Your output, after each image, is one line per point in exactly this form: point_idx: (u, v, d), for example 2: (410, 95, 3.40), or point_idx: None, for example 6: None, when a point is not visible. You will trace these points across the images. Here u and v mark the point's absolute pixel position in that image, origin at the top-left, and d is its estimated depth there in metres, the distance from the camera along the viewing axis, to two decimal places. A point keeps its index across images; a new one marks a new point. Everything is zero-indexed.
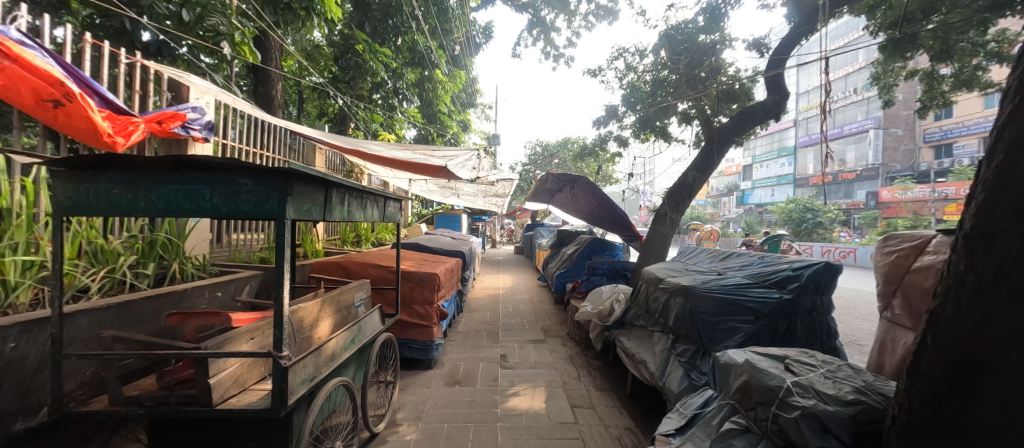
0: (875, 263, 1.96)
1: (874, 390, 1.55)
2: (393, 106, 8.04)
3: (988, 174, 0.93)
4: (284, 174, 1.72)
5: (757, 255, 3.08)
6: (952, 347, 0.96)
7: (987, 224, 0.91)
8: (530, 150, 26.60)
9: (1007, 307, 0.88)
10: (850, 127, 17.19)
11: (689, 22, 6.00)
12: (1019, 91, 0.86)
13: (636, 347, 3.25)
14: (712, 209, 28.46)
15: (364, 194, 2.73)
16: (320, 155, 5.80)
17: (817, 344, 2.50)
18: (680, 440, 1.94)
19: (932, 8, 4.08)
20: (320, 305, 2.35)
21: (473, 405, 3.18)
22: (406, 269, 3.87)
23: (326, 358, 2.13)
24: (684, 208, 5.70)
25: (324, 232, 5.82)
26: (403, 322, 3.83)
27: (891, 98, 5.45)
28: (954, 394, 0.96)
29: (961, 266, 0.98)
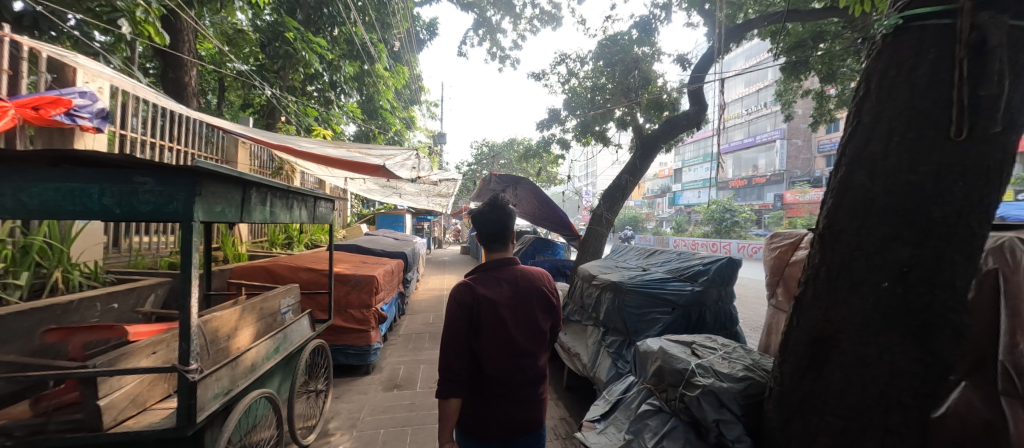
0: (763, 257, 2.21)
1: (759, 367, 1.82)
2: (330, 100, 7.62)
3: (868, 176, 1.35)
4: (193, 172, 1.60)
5: (676, 252, 3.37)
6: (816, 330, 1.45)
7: (873, 210, 1.32)
8: (478, 150, 26.58)
9: (842, 300, 1.38)
10: (762, 137, 19.53)
11: (623, 34, 6.38)
12: (894, 121, 1.30)
13: (572, 341, 3.40)
14: (648, 210, 30.58)
15: (290, 195, 2.56)
16: (243, 149, 5.32)
17: (723, 330, 2.80)
18: (603, 424, 2.05)
19: (819, 37, 4.77)
20: (239, 312, 2.17)
21: (413, 408, 3.13)
22: (341, 272, 3.68)
23: (244, 370, 1.99)
24: (619, 208, 6.01)
25: (248, 233, 5.39)
26: (338, 327, 3.66)
27: (791, 113, 6.23)
28: (812, 367, 1.45)
29: (817, 261, 1.50)
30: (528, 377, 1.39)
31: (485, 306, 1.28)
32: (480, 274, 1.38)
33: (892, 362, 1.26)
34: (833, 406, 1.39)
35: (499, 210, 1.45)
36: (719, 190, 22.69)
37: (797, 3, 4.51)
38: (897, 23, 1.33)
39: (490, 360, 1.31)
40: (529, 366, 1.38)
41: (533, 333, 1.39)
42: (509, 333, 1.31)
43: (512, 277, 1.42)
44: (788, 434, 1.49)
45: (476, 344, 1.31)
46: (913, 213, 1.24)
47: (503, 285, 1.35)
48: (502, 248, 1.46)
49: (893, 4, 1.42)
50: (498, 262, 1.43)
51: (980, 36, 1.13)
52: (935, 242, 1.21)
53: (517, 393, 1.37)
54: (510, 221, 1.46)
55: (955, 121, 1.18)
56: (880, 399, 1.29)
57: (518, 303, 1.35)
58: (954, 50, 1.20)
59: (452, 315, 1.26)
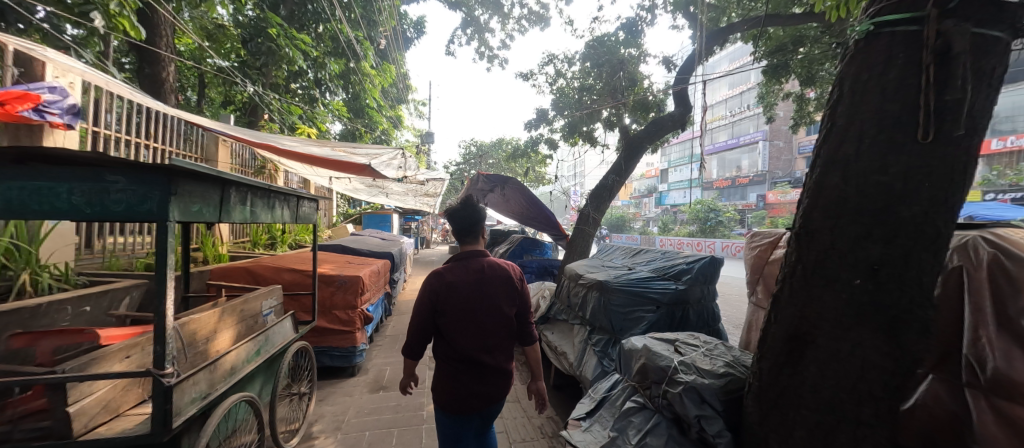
0: (744, 255, 2.26)
1: (739, 363, 1.86)
2: (315, 98, 7.51)
3: (837, 179, 1.40)
4: (169, 171, 1.55)
5: (661, 252, 3.42)
6: (792, 327, 1.49)
7: (840, 212, 1.37)
8: (466, 149, 26.48)
9: (815, 297, 1.42)
10: (745, 138, 19.97)
11: (610, 35, 6.45)
12: (864, 124, 1.35)
13: (558, 340, 3.42)
14: (635, 210, 30.93)
15: (271, 194, 2.51)
16: (224, 148, 5.19)
17: (706, 327, 2.85)
18: (588, 422, 2.06)
19: (799, 41, 4.89)
20: (218, 314, 2.13)
21: (399, 410, 3.11)
22: (325, 273, 3.62)
23: (223, 373, 1.95)
24: (605, 208, 6.07)
25: (229, 234, 5.26)
26: (322, 328, 3.60)
27: (773, 115, 6.38)
28: (788, 363, 1.49)
29: (793, 259, 1.54)
30: (487, 353, 1.71)
31: (447, 290, 1.68)
32: (452, 265, 1.77)
33: (864, 357, 1.31)
34: (808, 400, 1.44)
35: (470, 212, 1.82)
36: (704, 190, 23.09)
37: (777, 8, 4.63)
38: (868, 28, 1.38)
39: (454, 333, 1.68)
40: (487, 344, 1.70)
41: (496, 314, 1.71)
42: (469, 311, 1.68)
43: (478, 268, 1.77)
44: (766, 428, 1.53)
45: (443, 319, 1.70)
46: (882, 213, 1.29)
47: (467, 274, 1.72)
48: (473, 241, 1.85)
49: (865, 10, 1.47)
50: (470, 255, 1.81)
51: (945, 42, 1.19)
52: (903, 240, 1.25)
53: (477, 365, 1.69)
54: (480, 221, 1.82)
55: (922, 125, 1.23)
56: (852, 392, 1.34)
57: (477, 289, 1.69)
58: (922, 55, 1.25)
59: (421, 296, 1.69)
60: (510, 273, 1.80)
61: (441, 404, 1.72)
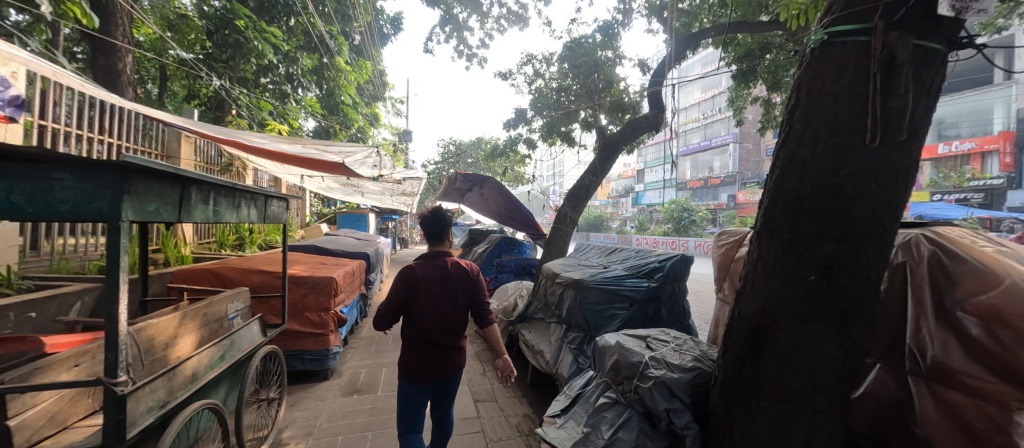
0: (712, 253, 2.34)
1: (706, 358, 1.93)
2: (286, 94, 7.27)
3: (794, 180, 1.47)
4: (121, 167, 1.47)
5: (635, 250, 3.49)
6: (754, 320, 1.56)
7: (796, 212, 1.45)
8: (445, 148, 26.24)
9: (774, 293, 1.49)
10: (716, 140, 20.73)
11: (587, 37, 6.55)
12: (817, 128, 1.43)
13: (535, 339, 3.44)
14: (613, 210, 31.52)
15: (237, 193, 2.42)
16: (188, 144, 4.95)
17: (678, 323, 2.93)
18: (563, 419, 2.09)
19: (766, 47, 5.11)
20: (179, 318, 2.03)
21: (373, 413, 3.05)
22: (297, 274, 3.51)
23: (183, 380, 1.86)
24: (582, 208, 6.15)
25: (193, 235, 5.03)
26: (293, 331, 3.49)
27: (742, 118, 6.63)
28: (750, 355, 1.56)
29: (755, 256, 1.61)
30: (447, 340, 1.93)
31: (415, 283, 1.88)
32: (421, 261, 1.96)
33: (819, 348, 1.39)
34: (769, 391, 1.50)
35: (439, 214, 2.01)
36: (678, 190, 23.79)
37: (746, 15, 4.82)
38: (823, 38, 1.46)
39: (418, 322, 1.89)
40: (448, 332, 1.92)
41: (454, 305, 1.92)
42: (431, 302, 1.88)
43: (443, 266, 1.98)
44: (730, 418, 1.60)
45: (411, 310, 1.89)
46: (834, 213, 1.36)
47: (432, 269, 1.93)
48: (441, 242, 2.06)
49: (821, 20, 1.55)
50: (436, 252, 2.01)
51: (890, 52, 1.29)
52: (854, 238, 1.33)
53: (435, 353, 1.90)
54: (447, 223, 2.03)
55: (870, 130, 1.32)
56: (808, 382, 1.41)
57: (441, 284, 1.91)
58: (870, 65, 1.33)
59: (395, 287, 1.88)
60: (471, 270, 2.00)
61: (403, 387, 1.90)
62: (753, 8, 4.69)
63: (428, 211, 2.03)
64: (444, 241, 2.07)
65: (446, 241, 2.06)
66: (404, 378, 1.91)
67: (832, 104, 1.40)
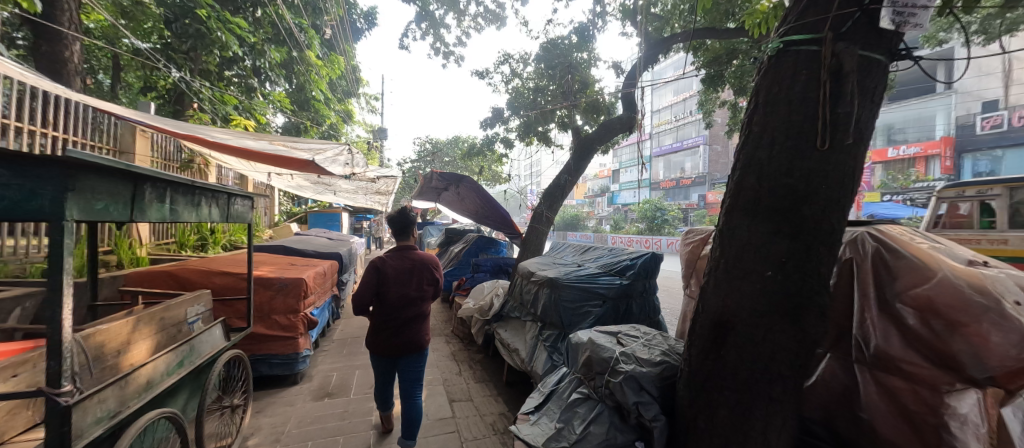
0: (680, 250, 2.42)
1: (673, 352, 2.00)
2: (252, 88, 6.98)
3: (752, 181, 1.55)
4: (66, 163, 1.37)
5: (608, 249, 3.57)
6: (716, 315, 1.63)
7: (755, 211, 1.53)
8: (421, 147, 25.85)
9: (735, 288, 1.57)
10: (688, 142, 21.42)
11: (564, 39, 6.63)
12: (773, 131, 1.51)
13: (511, 337, 3.47)
14: (589, 209, 31.99)
15: (196, 191, 2.31)
16: (144, 139, 4.67)
17: (649, 319, 3.02)
18: (537, 416, 2.11)
19: (732, 54, 5.33)
20: (133, 323, 1.92)
21: (345, 416, 2.98)
22: (264, 275, 3.38)
23: (137, 388, 1.76)
24: (558, 207, 6.22)
25: (150, 235, 4.76)
26: (260, 335, 3.36)
27: (711, 121, 6.89)
28: (712, 349, 1.63)
29: (718, 254, 1.68)
30: (411, 315, 2.53)
31: (383, 269, 2.46)
32: (391, 254, 2.56)
33: (775, 341, 1.47)
34: (730, 382, 1.57)
35: (404, 216, 2.63)
36: (652, 190, 24.43)
37: (714, 22, 5.02)
38: (779, 46, 1.54)
39: (388, 300, 2.48)
40: (412, 308, 2.53)
41: (417, 287, 2.56)
42: (401, 285, 2.50)
43: (409, 258, 2.61)
44: (695, 409, 1.66)
45: (381, 291, 2.46)
46: (789, 212, 1.44)
47: (400, 259, 2.55)
48: (406, 238, 2.68)
49: (777, 29, 1.64)
50: (404, 246, 2.65)
51: (838, 62, 1.38)
52: (806, 236, 1.42)
53: (402, 324, 2.50)
54: (412, 225, 2.67)
55: (821, 134, 1.40)
56: (765, 373, 1.49)
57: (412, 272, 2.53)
58: (821, 71, 1.42)
59: (368, 273, 2.42)
60: (430, 262, 2.66)
61: (376, 351, 2.49)
62: (721, 15, 4.89)
63: (393, 213, 2.63)
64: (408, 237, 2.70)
65: (408, 238, 2.71)
66: (376, 345, 2.49)
67: (786, 108, 1.49)
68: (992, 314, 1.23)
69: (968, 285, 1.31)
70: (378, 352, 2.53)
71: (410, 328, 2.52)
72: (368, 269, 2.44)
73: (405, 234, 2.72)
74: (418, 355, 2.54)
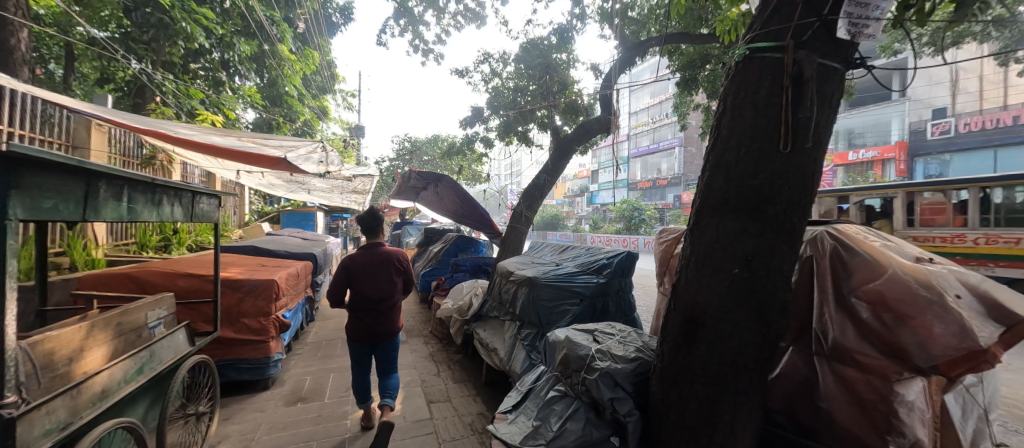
0: (655, 248, 2.47)
1: (646, 349, 2.05)
2: (220, 82, 6.69)
3: (721, 182, 1.61)
4: (11, 159, 1.28)
5: (585, 248, 3.62)
6: (688, 312, 1.68)
7: (724, 211, 1.58)
8: (399, 145, 25.41)
9: (705, 286, 1.62)
10: (665, 143, 22.00)
11: (543, 39, 6.69)
12: (741, 134, 1.57)
13: (489, 337, 3.46)
14: (569, 209, 32.32)
15: (157, 189, 2.19)
16: (99, 133, 4.39)
17: (625, 317, 3.08)
18: (514, 415, 2.12)
19: (705, 59, 5.51)
20: (87, 329, 1.80)
21: (319, 421, 2.90)
22: (232, 277, 3.25)
23: (91, 397, 1.66)
24: (537, 207, 6.26)
25: (107, 235, 4.50)
26: (228, 340, 3.23)
27: (685, 123, 7.10)
28: (683, 344, 1.69)
29: (688, 253, 1.73)
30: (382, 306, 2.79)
31: (352, 265, 2.78)
32: (360, 251, 2.85)
33: (741, 336, 1.53)
34: (700, 376, 1.63)
35: (370, 216, 2.93)
36: (630, 190, 24.94)
37: (689, 27, 5.17)
38: (745, 53, 1.60)
39: (360, 292, 2.77)
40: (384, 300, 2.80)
41: (387, 278, 2.83)
42: (370, 277, 2.78)
43: (377, 253, 2.89)
44: (667, 403, 1.71)
45: (353, 285, 2.78)
46: (754, 212, 1.51)
47: (369, 255, 2.85)
48: (376, 236, 2.98)
49: (745, 36, 1.70)
50: (372, 244, 2.93)
51: (799, 69, 1.45)
52: (770, 235, 1.49)
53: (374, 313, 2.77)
54: (379, 223, 2.95)
55: (784, 138, 1.47)
56: (733, 366, 1.56)
57: (379, 263, 2.78)
58: (783, 78, 1.49)
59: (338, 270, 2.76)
60: (398, 256, 2.93)
61: (354, 337, 2.78)
62: (694, 21, 5.05)
63: (360, 215, 2.93)
64: (377, 235, 2.98)
65: (375, 236, 2.99)
66: (355, 333, 2.78)
67: (752, 112, 1.55)
68: (936, 307, 1.34)
69: (915, 280, 1.41)
70: (356, 338, 2.80)
71: (384, 316, 2.81)
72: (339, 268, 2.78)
73: (373, 232, 2.99)
74: (391, 339, 2.85)
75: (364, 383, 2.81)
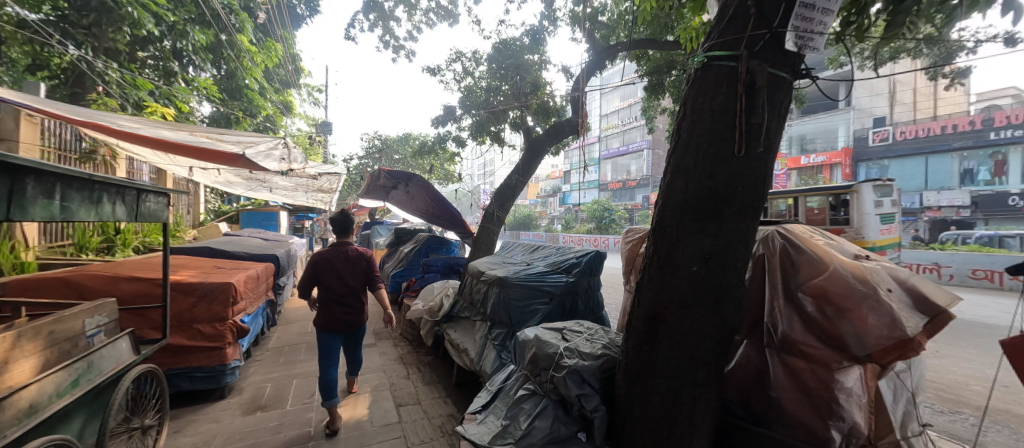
0: (622, 246, 2.54)
1: (612, 346, 2.11)
2: (172, 73, 6.28)
3: (681, 183, 1.67)
4: None
5: (555, 248, 3.68)
6: (650, 309, 1.74)
7: (683, 211, 1.65)
8: (369, 143, 24.71)
9: (666, 284, 1.68)
10: (634, 145, 22.67)
11: (516, 40, 6.75)
12: (699, 138, 1.65)
13: (460, 337, 3.44)
14: (542, 209, 32.60)
15: (95, 186, 2.02)
16: (29, 125, 4.00)
17: (593, 315, 3.15)
18: (483, 415, 2.12)
19: (671, 65, 5.72)
20: (13, 339, 1.64)
21: (280, 430, 2.78)
22: (184, 280, 3.05)
23: (17, 415, 1.50)
24: (509, 207, 6.28)
25: (38, 237, 4.11)
26: (179, 348, 3.03)
27: (653, 126, 7.35)
28: (645, 340, 1.75)
29: (651, 251, 1.79)
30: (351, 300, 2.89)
31: (320, 263, 2.89)
32: (330, 249, 2.96)
33: (699, 330, 1.61)
34: (662, 370, 1.69)
35: (340, 217, 3.04)
36: (601, 191, 25.48)
37: (656, 33, 5.37)
38: (703, 61, 1.67)
39: (327, 287, 2.87)
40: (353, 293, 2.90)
41: (352, 273, 2.93)
42: (337, 274, 2.89)
43: (347, 251, 3.00)
44: (631, 398, 1.76)
45: (320, 281, 2.89)
46: (711, 213, 1.58)
47: (338, 253, 2.96)
48: (347, 235, 3.06)
49: (704, 45, 1.79)
50: (341, 243, 3.02)
51: (752, 78, 1.54)
52: (725, 234, 1.57)
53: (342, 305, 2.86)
54: (348, 222, 3.03)
55: (738, 142, 1.56)
56: (692, 360, 1.63)
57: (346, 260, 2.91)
58: (738, 86, 1.57)
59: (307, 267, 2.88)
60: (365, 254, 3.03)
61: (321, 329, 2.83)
62: (660, 28, 5.23)
63: (332, 215, 3.03)
64: (348, 234, 3.05)
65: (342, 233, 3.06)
66: (322, 326, 2.83)
67: (710, 116, 1.63)
68: (870, 300, 1.47)
69: (853, 276, 1.54)
70: (325, 326, 2.84)
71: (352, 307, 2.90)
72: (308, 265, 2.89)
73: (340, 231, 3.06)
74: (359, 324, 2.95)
75: (328, 387, 2.73)
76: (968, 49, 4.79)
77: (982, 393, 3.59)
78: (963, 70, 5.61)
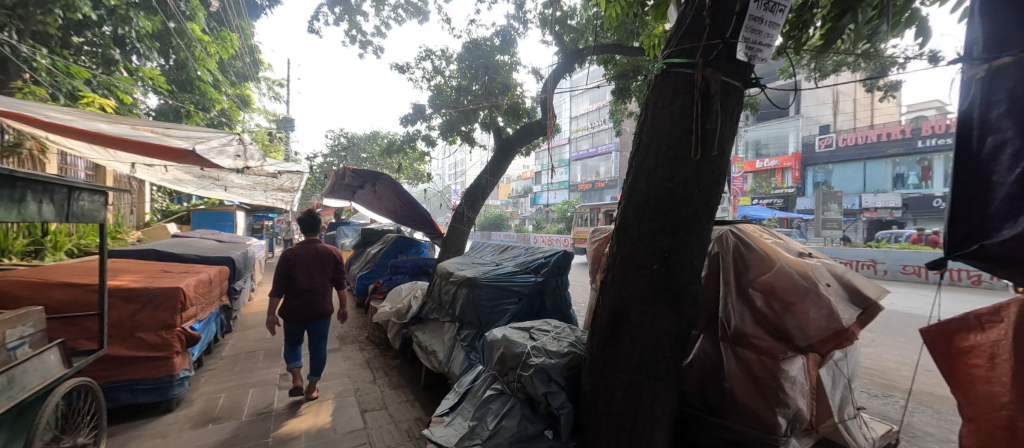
0: (589, 245, 2.61)
1: (578, 344, 2.15)
2: (113, 61, 5.80)
3: (642, 184, 1.73)
4: None
5: (524, 248, 3.71)
6: (614, 306, 1.79)
7: (643, 211, 1.72)
8: (334, 140, 23.85)
9: (628, 281, 1.74)
10: (604, 147, 23.27)
11: (486, 40, 6.75)
12: (659, 140, 1.71)
13: (428, 339, 3.40)
14: (514, 209, 32.69)
15: (17, 182, 1.82)
16: None
17: (561, 314, 3.20)
18: (450, 417, 2.10)
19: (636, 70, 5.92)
20: None
21: (234, 442, 2.62)
22: (125, 286, 2.83)
23: None
24: (480, 207, 6.26)
25: None
26: (118, 360, 2.79)
27: (620, 129, 7.57)
28: (609, 337, 1.80)
29: (614, 250, 1.85)
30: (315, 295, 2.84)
31: (291, 263, 2.82)
32: (301, 249, 2.89)
33: (659, 325, 1.68)
34: (625, 365, 1.74)
35: (308, 215, 2.95)
36: (571, 192, 25.91)
37: (622, 40, 5.54)
38: (663, 67, 1.75)
39: (297, 287, 2.82)
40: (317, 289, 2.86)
41: (320, 271, 2.91)
42: (308, 273, 2.85)
43: (316, 249, 2.94)
44: (596, 393, 1.81)
45: (291, 282, 2.82)
46: (669, 213, 1.65)
47: (308, 252, 2.90)
48: (315, 233, 2.99)
49: (664, 52, 1.86)
50: (310, 243, 2.93)
51: (707, 84, 1.62)
52: (683, 234, 1.64)
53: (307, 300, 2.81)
54: (316, 221, 2.96)
55: (695, 146, 1.64)
56: (653, 354, 1.70)
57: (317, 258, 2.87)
58: (695, 92, 1.65)
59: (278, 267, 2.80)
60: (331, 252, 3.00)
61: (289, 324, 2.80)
62: (626, 34, 5.39)
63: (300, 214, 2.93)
64: (317, 233, 2.98)
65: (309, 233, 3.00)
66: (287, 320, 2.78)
67: (669, 120, 1.70)
68: (812, 294, 1.60)
69: (796, 272, 1.67)
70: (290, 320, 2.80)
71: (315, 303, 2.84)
72: (279, 266, 2.81)
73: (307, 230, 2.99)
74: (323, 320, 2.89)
75: None
76: (896, 65, 5.29)
77: (910, 378, 3.95)
78: (893, 84, 6.18)
